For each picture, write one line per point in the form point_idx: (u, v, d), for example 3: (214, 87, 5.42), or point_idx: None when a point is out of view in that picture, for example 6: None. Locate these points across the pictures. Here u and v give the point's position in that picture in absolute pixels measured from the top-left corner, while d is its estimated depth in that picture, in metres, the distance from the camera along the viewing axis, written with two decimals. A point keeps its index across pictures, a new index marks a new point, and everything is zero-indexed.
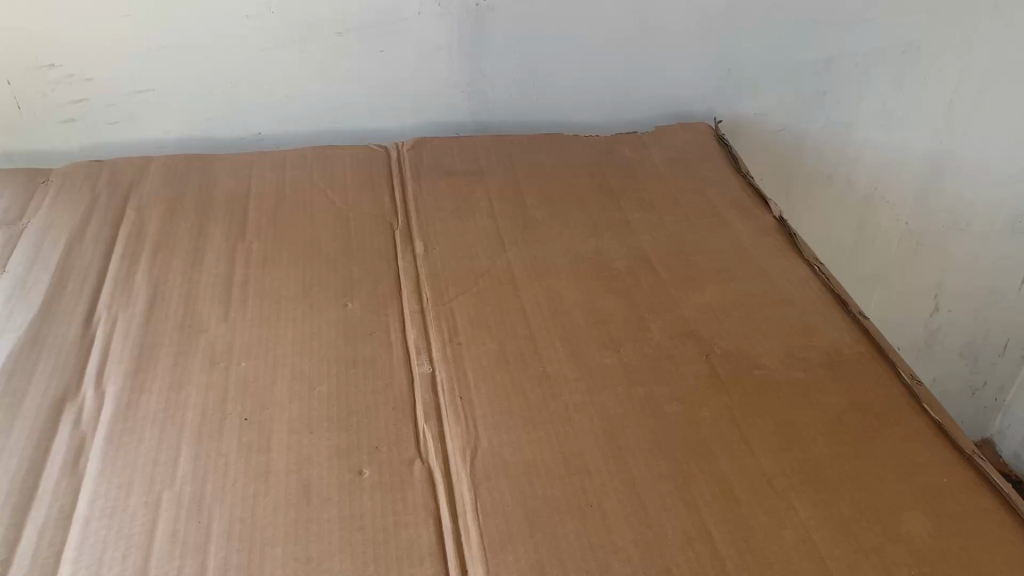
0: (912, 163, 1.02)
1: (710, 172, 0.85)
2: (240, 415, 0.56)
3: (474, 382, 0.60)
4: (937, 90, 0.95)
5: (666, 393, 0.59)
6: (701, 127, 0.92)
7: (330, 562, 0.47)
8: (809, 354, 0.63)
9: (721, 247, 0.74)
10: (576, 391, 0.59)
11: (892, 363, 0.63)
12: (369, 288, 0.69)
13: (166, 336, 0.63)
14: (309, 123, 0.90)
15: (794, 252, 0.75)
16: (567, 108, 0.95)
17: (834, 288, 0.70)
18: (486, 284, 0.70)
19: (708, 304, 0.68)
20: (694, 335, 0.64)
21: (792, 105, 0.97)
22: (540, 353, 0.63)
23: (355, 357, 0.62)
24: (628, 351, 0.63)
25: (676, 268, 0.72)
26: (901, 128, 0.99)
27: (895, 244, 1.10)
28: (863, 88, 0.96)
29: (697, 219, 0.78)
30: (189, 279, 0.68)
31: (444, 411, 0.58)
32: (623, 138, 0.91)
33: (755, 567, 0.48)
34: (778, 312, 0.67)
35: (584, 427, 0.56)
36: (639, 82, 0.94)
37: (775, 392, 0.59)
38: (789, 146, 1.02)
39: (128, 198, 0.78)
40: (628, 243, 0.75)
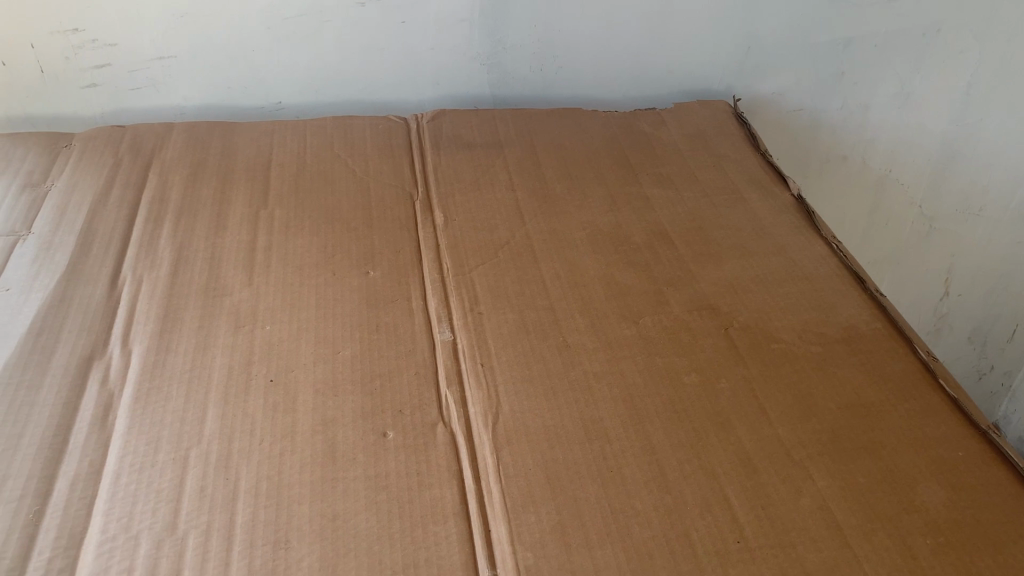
0: (927, 146, 1.02)
1: (727, 149, 0.85)
2: (266, 376, 0.57)
3: (495, 350, 0.61)
4: (956, 74, 0.95)
5: (685, 364, 0.60)
6: (719, 105, 0.93)
7: (356, 520, 0.48)
8: (826, 329, 0.63)
9: (739, 224, 0.75)
10: (596, 360, 0.60)
11: (909, 339, 0.63)
12: (390, 255, 0.70)
13: (191, 298, 0.64)
14: (330, 94, 0.91)
15: (812, 229, 0.75)
16: (586, 84, 0.95)
17: (851, 266, 0.70)
18: (506, 255, 0.70)
19: (727, 280, 0.68)
20: (712, 309, 0.65)
21: (810, 86, 0.97)
22: (559, 323, 0.63)
23: (378, 323, 0.63)
24: (647, 323, 0.64)
25: (695, 243, 0.72)
26: (918, 110, 0.99)
27: (908, 227, 1.10)
28: (881, 69, 0.96)
29: (714, 195, 0.79)
30: (212, 243, 0.69)
31: (465, 377, 0.59)
32: (641, 115, 0.91)
33: (772, 533, 0.49)
34: (796, 288, 0.68)
35: (604, 395, 0.57)
36: (658, 58, 0.94)
37: (793, 366, 0.60)
38: (805, 127, 1.02)
39: (150, 163, 0.78)
40: (647, 218, 0.75)
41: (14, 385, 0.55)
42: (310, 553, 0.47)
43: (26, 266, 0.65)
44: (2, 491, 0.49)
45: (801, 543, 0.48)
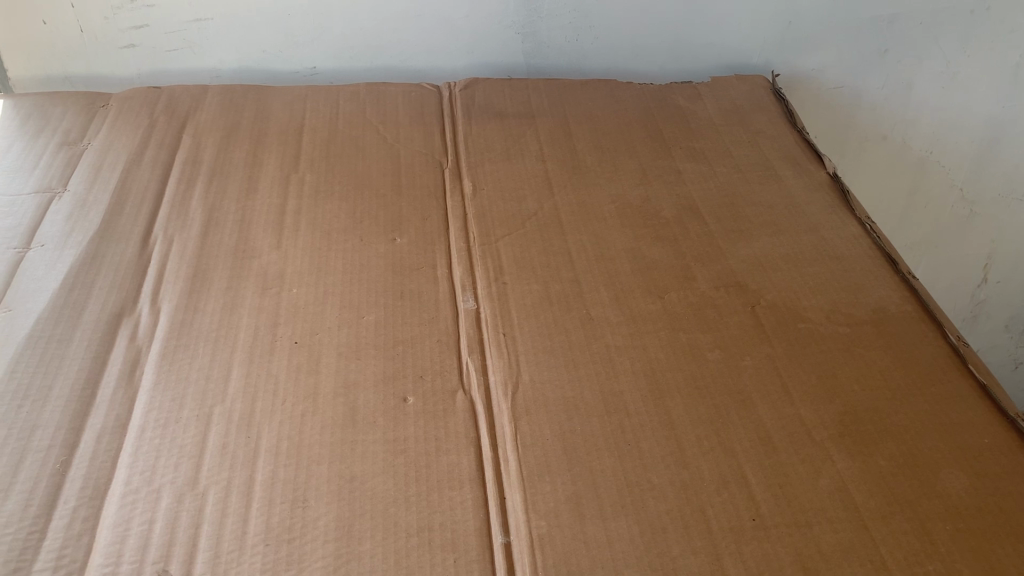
0: (971, 127, 1.00)
1: (764, 125, 0.84)
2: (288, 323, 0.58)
3: (518, 320, 0.61)
4: (1004, 53, 0.93)
5: (709, 340, 0.59)
6: (757, 80, 0.91)
7: (373, 481, 0.49)
8: (855, 310, 0.62)
9: (771, 201, 0.74)
10: (619, 334, 0.60)
11: (939, 322, 0.62)
12: (418, 223, 0.70)
13: (220, 259, 0.64)
14: (364, 59, 0.90)
15: (846, 208, 0.74)
16: (622, 55, 0.94)
17: (885, 247, 0.69)
18: (533, 226, 0.70)
19: (756, 257, 0.67)
20: (739, 286, 0.64)
21: (852, 62, 0.95)
22: (584, 296, 0.63)
23: (402, 289, 0.63)
24: (673, 298, 0.63)
25: (725, 220, 0.71)
26: (963, 90, 0.97)
27: (948, 210, 1.08)
28: (927, 46, 0.93)
29: (748, 171, 0.77)
30: (244, 206, 0.70)
31: (488, 346, 0.59)
32: (677, 87, 0.90)
33: (788, 512, 0.48)
34: (826, 267, 0.66)
35: (625, 368, 0.57)
36: (697, 31, 0.92)
37: (819, 346, 0.59)
38: (845, 105, 1.00)
39: (185, 125, 0.79)
40: (677, 192, 0.75)
41: (46, 338, 0.56)
42: (326, 513, 0.47)
43: (61, 223, 0.66)
44: (31, 440, 0.50)
45: (817, 522, 0.48)
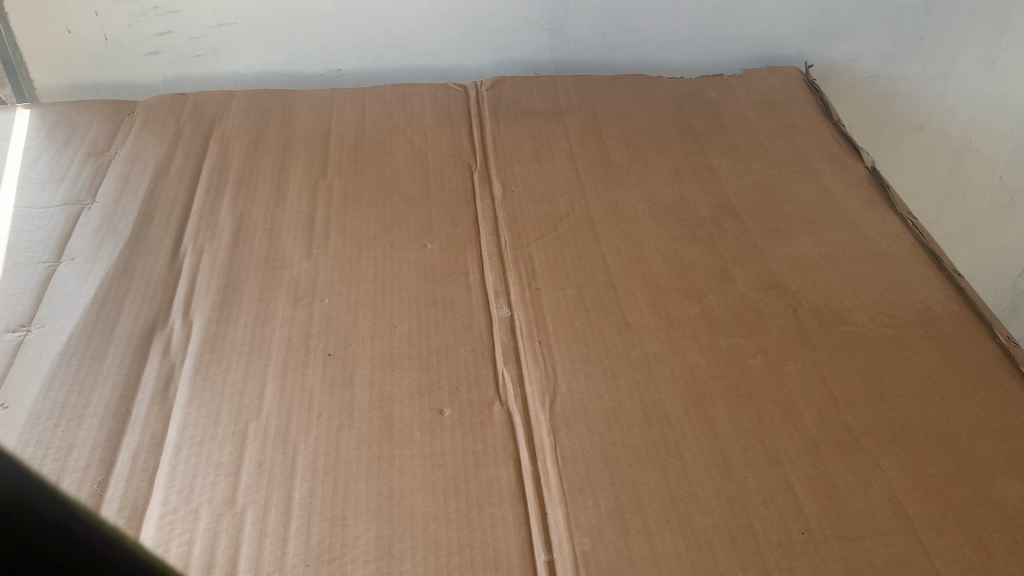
0: (1011, 114, 0.97)
1: (798, 118, 0.82)
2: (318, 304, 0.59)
3: (553, 327, 0.60)
4: None
5: (750, 345, 0.58)
6: (790, 71, 0.89)
7: (412, 498, 0.48)
8: (900, 311, 0.61)
9: (809, 198, 0.72)
10: (657, 340, 0.58)
11: (988, 322, 0.60)
12: (448, 228, 0.69)
13: (250, 269, 0.64)
14: (389, 60, 0.89)
15: (887, 203, 0.72)
16: (651, 49, 0.92)
17: (928, 243, 0.67)
18: (565, 229, 0.69)
19: (795, 257, 0.66)
20: (779, 288, 0.63)
21: (888, 51, 0.93)
22: (620, 301, 0.62)
23: (435, 297, 0.62)
24: (711, 302, 0.62)
25: (762, 218, 0.70)
26: (1003, 76, 0.94)
27: (987, 198, 1.05)
28: (965, 32, 0.91)
29: (783, 167, 0.76)
30: (272, 214, 0.69)
31: (523, 354, 0.58)
32: (708, 80, 0.88)
33: (838, 525, 0.47)
34: (868, 267, 0.65)
35: (666, 376, 0.56)
36: (727, 23, 0.90)
37: (864, 349, 0.57)
38: (881, 94, 0.97)
39: (211, 132, 0.78)
40: (712, 191, 0.73)
41: (79, 355, 0.56)
42: (366, 531, 0.46)
43: (91, 235, 0.66)
44: (68, 460, 0.50)
45: (868, 535, 0.46)
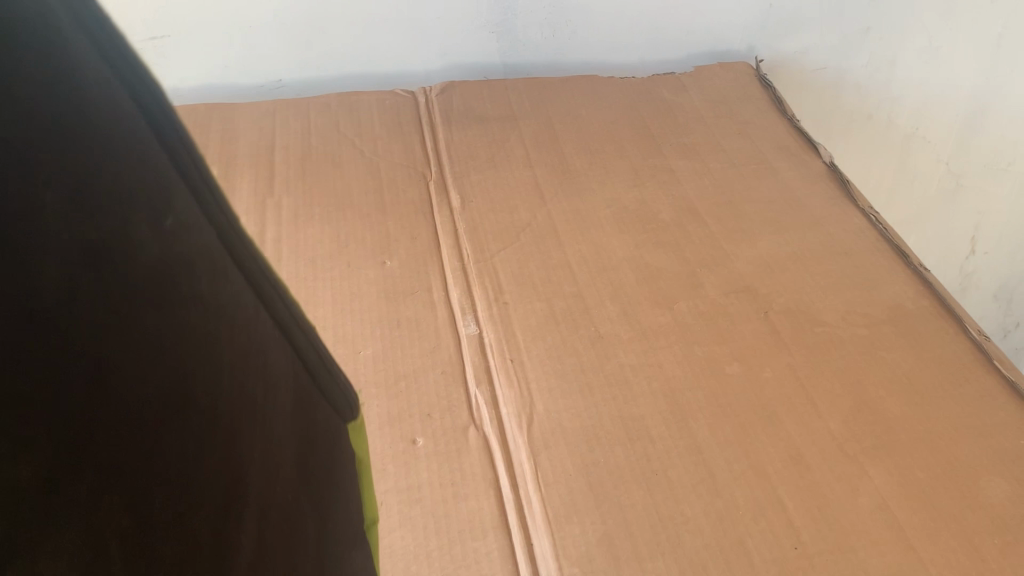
0: (953, 101, 0.98)
1: (753, 115, 0.81)
2: None
3: (525, 343, 0.58)
4: (986, 24, 0.91)
5: (726, 353, 0.57)
6: (741, 67, 0.88)
7: (391, 538, 0.46)
8: (870, 311, 0.60)
9: (770, 197, 0.71)
10: (631, 352, 0.57)
11: (958, 317, 0.60)
12: (406, 243, 0.66)
13: None
14: (332, 69, 0.86)
15: (847, 199, 0.71)
16: (600, 50, 0.90)
17: (891, 238, 0.67)
18: (528, 239, 0.67)
19: (762, 259, 0.65)
20: (750, 291, 0.62)
21: (835, 43, 0.92)
22: (590, 312, 0.60)
23: (399, 318, 0.60)
24: (682, 309, 0.60)
25: (725, 219, 0.69)
26: (946, 64, 0.94)
27: (934, 185, 1.06)
28: (908, 22, 0.91)
29: (742, 165, 0.75)
30: None
31: (495, 374, 0.55)
32: (660, 79, 0.86)
33: (830, 537, 0.46)
34: (835, 265, 0.64)
35: (643, 390, 0.54)
36: (677, 21, 0.89)
37: (840, 352, 0.57)
38: (830, 86, 0.97)
39: None
40: (673, 193, 0.72)
41: None
42: None
43: None
44: None
45: (861, 546, 0.46)
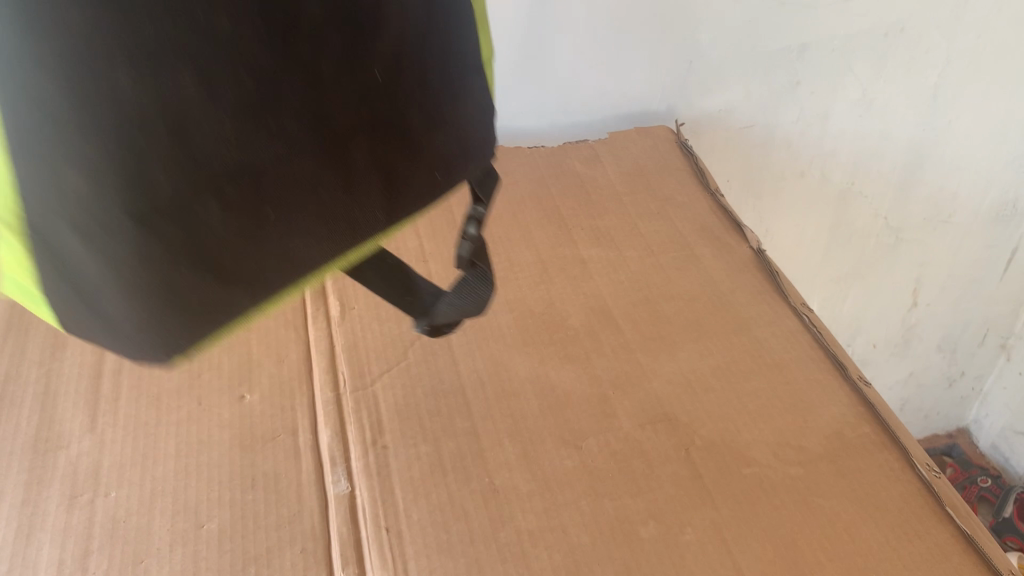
0: (889, 154, 0.91)
1: (674, 190, 0.73)
2: (99, 508, 0.48)
3: (404, 505, 0.49)
4: (923, 74, 0.84)
5: (641, 509, 0.48)
6: (661, 131, 0.81)
7: None
8: (806, 442, 0.52)
9: (692, 291, 0.63)
10: (531, 512, 0.48)
11: (904, 444, 0.52)
12: (272, 372, 0.57)
13: (15, 459, 0.50)
14: None
15: (778, 292, 0.64)
16: (505, 114, 0.82)
17: (827, 343, 0.59)
18: (417, 357, 0.58)
19: (684, 375, 0.57)
20: (669, 420, 0.53)
21: (760, 100, 0.85)
22: (484, 455, 0.51)
23: (255, 475, 0.50)
24: (592, 448, 0.52)
25: (641, 322, 0.61)
26: (881, 118, 0.88)
27: (872, 240, 1.00)
28: (840, 75, 0.83)
29: (661, 252, 0.67)
30: (48, 374, 0.56)
31: (366, 550, 0.46)
32: (571, 148, 0.78)
33: None
34: (764, 381, 0.56)
35: (542, 566, 0.45)
36: (588, 81, 0.81)
37: (771, 501, 0.49)
38: (759, 145, 0.89)
39: None
40: (584, 289, 0.63)
41: None
42: None
43: None
44: None
45: None
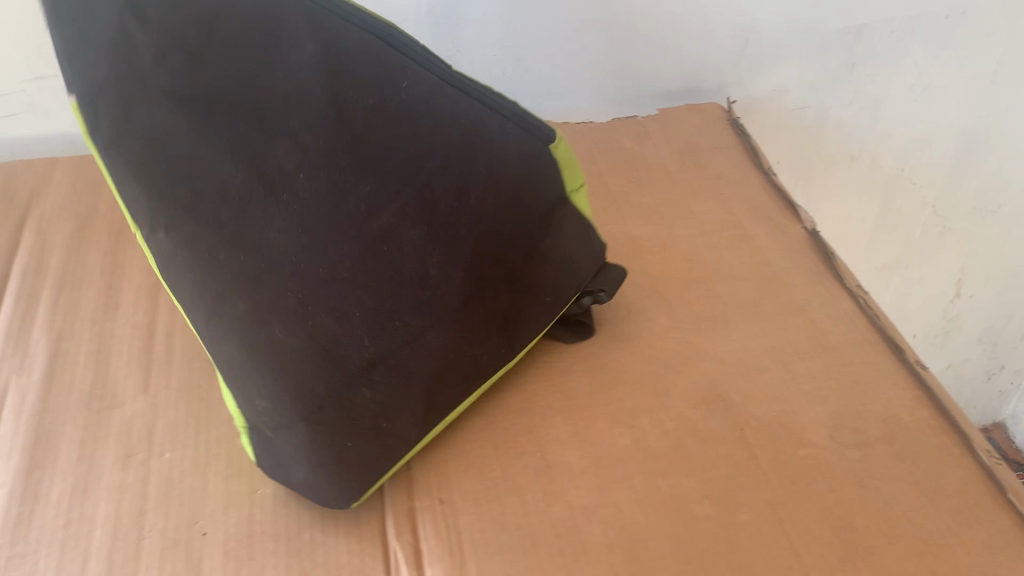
0: (940, 140, 0.89)
1: (726, 169, 0.72)
2: (156, 465, 0.48)
3: (456, 479, 0.48)
4: (981, 59, 0.82)
5: (695, 488, 0.48)
6: (712, 109, 0.80)
7: None
8: (863, 425, 0.51)
9: (747, 271, 0.62)
10: (584, 489, 0.48)
11: (963, 430, 0.51)
12: None
13: (70, 415, 0.51)
14: None
15: (834, 276, 0.62)
16: (555, 88, 0.81)
17: (883, 325, 0.58)
18: None
19: (738, 355, 0.56)
20: (723, 400, 0.53)
21: (815, 81, 0.83)
22: (537, 430, 0.51)
23: None
24: (646, 427, 0.51)
25: (694, 301, 0.60)
26: (935, 103, 0.86)
27: (917, 228, 0.98)
28: (895, 56, 0.82)
29: (713, 231, 0.66)
30: (101, 331, 0.56)
31: (420, 519, 0.46)
32: (621, 124, 0.78)
33: None
34: (820, 362, 0.56)
35: (597, 541, 0.45)
36: (641, 57, 0.80)
37: (828, 485, 0.48)
38: (810, 127, 0.88)
39: (27, 216, 0.65)
40: (635, 266, 0.63)
41: None
42: None
43: None
44: None
45: None
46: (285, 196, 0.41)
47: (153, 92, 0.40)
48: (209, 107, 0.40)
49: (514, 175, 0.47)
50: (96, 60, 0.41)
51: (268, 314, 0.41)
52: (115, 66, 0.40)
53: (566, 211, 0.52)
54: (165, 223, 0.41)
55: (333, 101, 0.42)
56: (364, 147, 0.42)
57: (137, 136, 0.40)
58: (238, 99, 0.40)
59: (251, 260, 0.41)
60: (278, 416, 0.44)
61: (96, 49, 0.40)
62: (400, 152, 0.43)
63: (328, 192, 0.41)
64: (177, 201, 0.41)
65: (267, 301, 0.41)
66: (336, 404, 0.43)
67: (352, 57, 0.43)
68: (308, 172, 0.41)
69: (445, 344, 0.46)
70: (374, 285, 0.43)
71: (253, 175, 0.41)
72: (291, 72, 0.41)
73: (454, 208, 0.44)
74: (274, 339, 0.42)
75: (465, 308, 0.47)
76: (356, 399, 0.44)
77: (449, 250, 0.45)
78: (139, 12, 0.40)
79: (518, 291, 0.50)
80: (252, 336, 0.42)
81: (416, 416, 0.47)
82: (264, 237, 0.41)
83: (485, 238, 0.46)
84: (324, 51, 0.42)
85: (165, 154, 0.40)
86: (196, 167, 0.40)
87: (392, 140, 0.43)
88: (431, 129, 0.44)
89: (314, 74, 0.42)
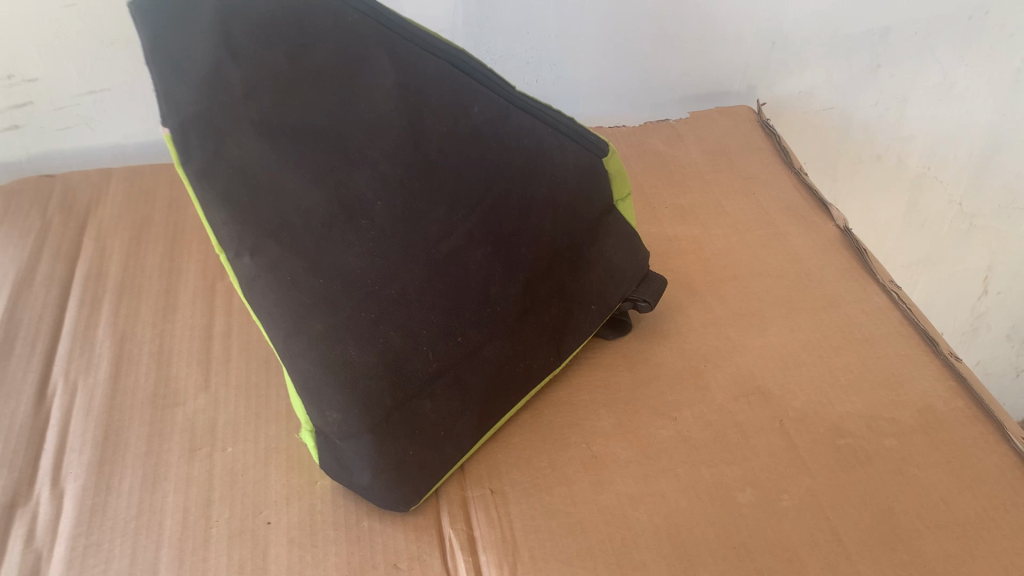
0: (966, 139, 0.90)
1: (756, 170, 0.74)
2: (220, 459, 0.50)
3: (507, 469, 0.50)
4: (1006, 59, 0.83)
5: (737, 476, 0.49)
6: (741, 112, 0.81)
7: None
8: (898, 415, 0.53)
9: (780, 269, 0.64)
10: (630, 478, 0.49)
11: (995, 416, 0.52)
12: None
13: (136, 412, 0.53)
14: None
15: (866, 272, 0.64)
16: (586, 93, 0.83)
17: (917, 319, 0.59)
18: None
19: (775, 350, 0.58)
20: (762, 393, 0.55)
21: (841, 82, 0.85)
22: (582, 423, 0.53)
23: None
24: (687, 419, 0.53)
25: (730, 299, 0.62)
26: (961, 102, 0.87)
27: (945, 226, 0.99)
28: (920, 57, 0.83)
29: (747, 230, 0.68)
30: (161, 333, 0.59)
31: (473, 508, 0.48)
32: (652, 128, 0.79)
33: None
34: (855, 355, 0.57)
35: (643, 527, 0.47)
36: (671, 62, 0.82)
37: (866, 473, 0.49)
38: (837, 128, 0.90)
39: (85, 225, 0.68)
40: (671, 266, 0.65)
41: None
42: None
43: None
44: None
45: None
46: (371, 220, 0.43)
47: (243, 122, 0.39)
48: (308, 133, 0.40)
49: (568, 190, 0.51)
50: (183, 92, 0.38)
51: (346, 334, 0.43)
52: (209, 102, 0.38)
53: (610, 219, 0.55)
54: (251, 249, 0.41)
55: (411, 126, 0.43)
56: (437, 171, 0.44)
57: (226, 167, 0.40)
58: (328, 125, 0.41)
59: (331, 283, 0.43)
60: (348, 427, 0.45)
61: (185, 82, 0.38)
62: (470, 177, 0.46)
63: (404, 216, 0.44)
64: (262, 227, 0.41)
65: (345, 321, 0.43)
66: (399, 412, 0.46)
67: (428, 82, 0.44)
68: (389, 196, 0.43)
69: (499, 352, 0.50)
70: (440, 295, 0.46)
71: (340, 200, 0.42)
72: (375, 101, 0.42)
73: (514, 227, 0.48)
74: (348, 358, 0.44)
75: (521, 320, 0.51)
76: (417, 409, 0.47)
77: (507, 266, 0.48)
78: (235, 51, 0.38)
79: (564, 300, 0.53)
80: (329, 353, 0.43)
81: (471, 423, 0.49)
82: (344, 262, 0.43)
83: (535, 249, 0.49)
84: (405, 79, 0.43)
85: (255, 184, 0.40)
86: (293, 196, 0.41)
87: (465, 165, 0.45)
88: (491, 151, 0.46)
89: (396, 103, 0.43)
